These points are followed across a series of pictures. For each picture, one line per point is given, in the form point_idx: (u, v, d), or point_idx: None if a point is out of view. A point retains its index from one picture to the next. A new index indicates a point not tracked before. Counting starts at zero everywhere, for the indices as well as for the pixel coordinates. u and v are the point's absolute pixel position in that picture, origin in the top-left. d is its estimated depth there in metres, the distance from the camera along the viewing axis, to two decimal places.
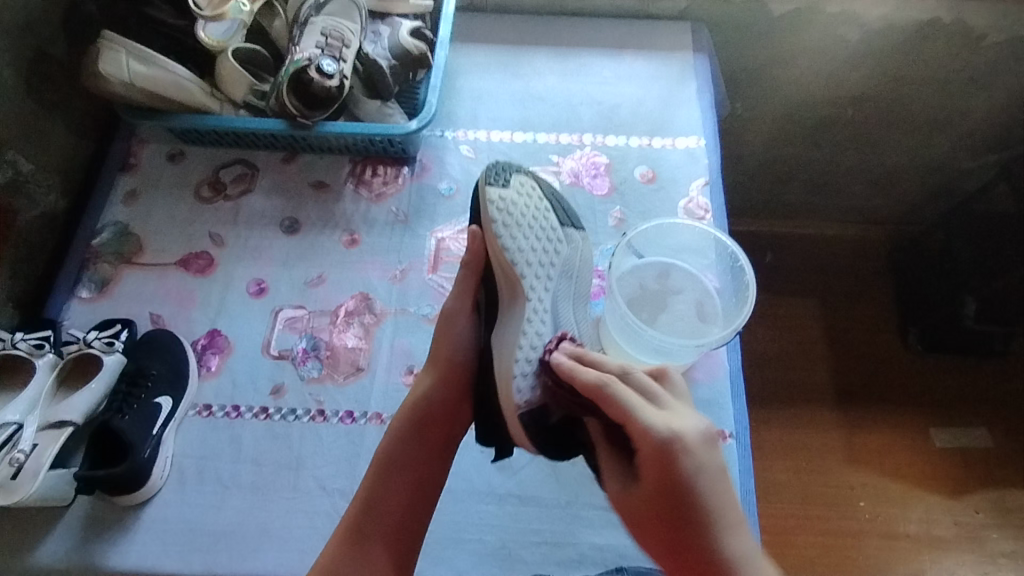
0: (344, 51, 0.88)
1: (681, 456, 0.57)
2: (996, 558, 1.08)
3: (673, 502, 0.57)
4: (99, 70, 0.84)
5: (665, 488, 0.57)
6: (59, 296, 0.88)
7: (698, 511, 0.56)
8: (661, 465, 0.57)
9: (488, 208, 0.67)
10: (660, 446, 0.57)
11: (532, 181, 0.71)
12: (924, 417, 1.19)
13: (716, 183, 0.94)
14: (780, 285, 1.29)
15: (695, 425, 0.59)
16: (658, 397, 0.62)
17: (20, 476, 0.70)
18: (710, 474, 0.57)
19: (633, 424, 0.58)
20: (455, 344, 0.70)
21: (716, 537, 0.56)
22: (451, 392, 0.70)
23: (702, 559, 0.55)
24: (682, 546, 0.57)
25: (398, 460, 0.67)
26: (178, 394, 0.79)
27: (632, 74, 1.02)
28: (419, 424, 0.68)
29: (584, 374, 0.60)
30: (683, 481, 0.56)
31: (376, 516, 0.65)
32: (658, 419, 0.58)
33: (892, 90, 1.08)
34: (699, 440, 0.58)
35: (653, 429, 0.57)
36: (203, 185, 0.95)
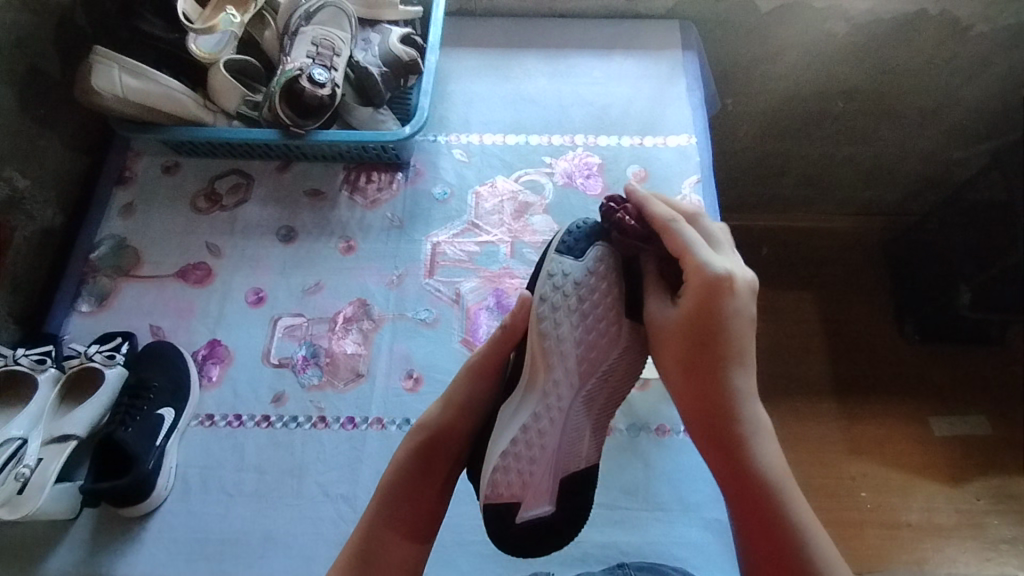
0: (335, 60, 0.89)
1: (726, 294, 0.64)
2: (997, 544, 1.08)
3: (708, 333, 0.64)
4: (92, 86, 0.85)
5: (701, 316, 0.64)
6: (59, 310, 0.88)
7: (723, 350, 0.64)
8: (709, 296, 0.64)
9: (545, 281, 0.67)
10: (713, 283, 0.64)
11: (603, 267, 0.67)
12: (922, 407, 1.20)
13: (708, 180, 0.94)
14: (776, 279, 1.30)
15: (745, 276, 0.66)
16: (715, 244, 0.70)
17: (26, 491, 0.70)
18: (743, 318, 0.65)
19: (693, 257, 0.65)
20: (472, 399, 0.68)
21: (728, 366, 0.64)
22: (457, 436, 0.68)
23: (718, 386, 0.64)
24: (696, 365, 0.65)
25: (399, 492, 0.66)
26: (181, 405, 0.80)
27: (622, 74, 1.03)
28: (424, 453, 0.67)
29: (659, 210, 0.68)
30: (722, 316, 0.64)
31: (378, 548, 0.64)
32: (714, 261, 0.65)
33: (881, 82, 1.09)
34: (746, 287, 0.65)
35: (710, 268, 0.64)
36: (199, 197, 0.96)
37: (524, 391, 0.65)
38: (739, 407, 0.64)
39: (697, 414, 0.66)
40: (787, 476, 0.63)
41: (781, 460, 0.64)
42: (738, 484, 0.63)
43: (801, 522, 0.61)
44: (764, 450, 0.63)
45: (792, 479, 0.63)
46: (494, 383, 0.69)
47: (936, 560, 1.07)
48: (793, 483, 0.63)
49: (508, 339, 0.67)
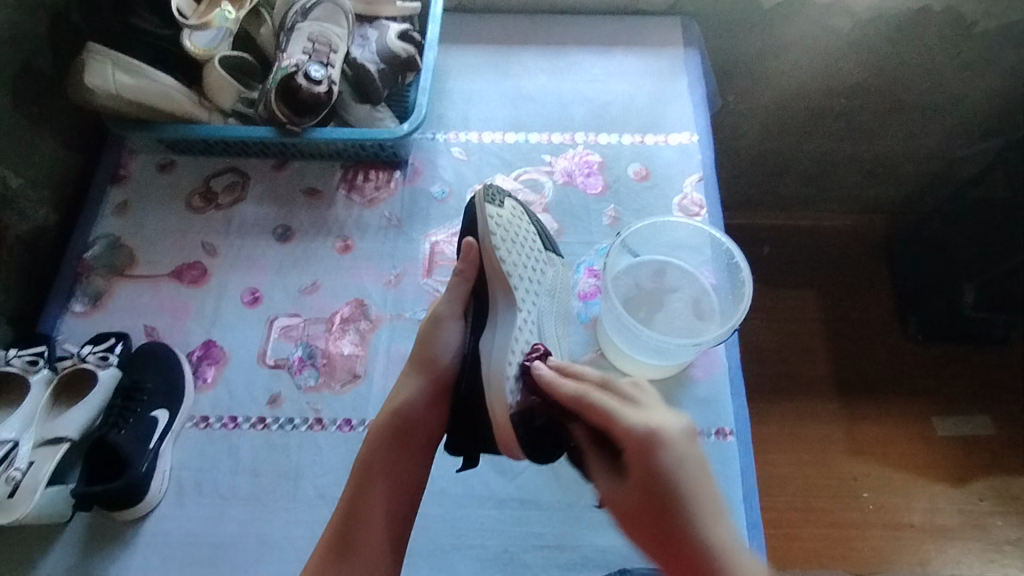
0: (332, 57, 0.88)
1: (660, 450, 0.59)
2: (1001, 546, 1.07)
3: (662, 502, 0.58)
4: (85, 83, 0.84)
5: (650, 488, 0.59)
6: (52, 310, 0.87)
7: (682, 520, 0.57)
8: (644, 461, 0.59)
9: (487, 223, 0.68)
10: (644, 445, 0.59)
11: (521, 209, 0.73)
12: (926, 407, 1.19)
13: (710, 179, 0.93)
14: (778, 278, 1.28)
15: (676, 425, 0.61)
16: (636, 399, 0.64)
17: (17, 494, 0.69)
18: (690, 470, 0.59)
19: (613, 419, 0.60)
20: (444, 347, 0.69)
21: (694, 533, 0.57)
22: (435, 400, 0.68)
23: (694, 558, 0.56)
24: (669, 547, 0.58)
25: (378, 466, 0.66)
26: (175, 407, 0.79)
27: (623, 71, 1.02)
28: (398, 425, 0.67)
29: (563, 385, 0.62)
30: (666, 475, 0.58)
31: (357, 526, 0.64)
32: (636, 417, 0.61)
33: (885, 79, 1.07)
34: (679, 437, 0.60)
35: (634, 427, 0.60)
36: (194, 195, 0.95)
37: (503, 305, 0.67)
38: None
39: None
40: None
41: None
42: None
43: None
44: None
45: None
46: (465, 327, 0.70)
47: (940, 562, 1.06)
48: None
49: (465, 286, 0.70)
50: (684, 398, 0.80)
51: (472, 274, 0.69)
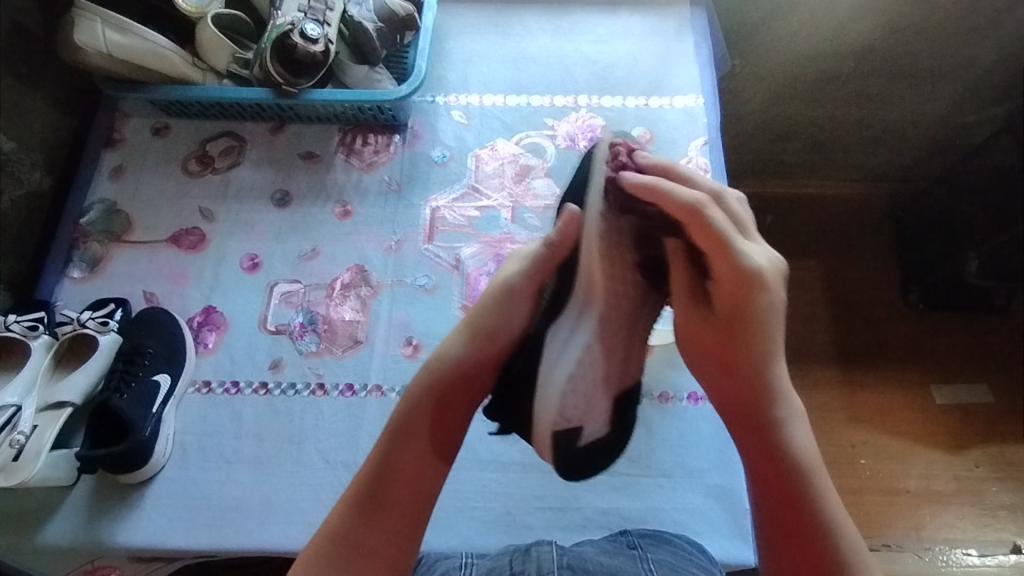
0: (328, 14, 0.85)
1: (760, 287, 0.58)
2: (995, 511, 1.09)
3: (744, 334, 0.59)
4: (75, 42, 0.81)
5: (738, 315, 0.59)
6: (51, 276, 0.86)
7: (757, 349, 0.60)
8: (740, 295, 0.58)
9: (597, 186, 0.59)
10: (747, 288, 0.58)
11: (641, 172, 0.64)
12: (924, 374, 1.19)
13: (716, 142, 0.91)
14: (781, 246, 1.27)
15: (774, 262, 0.61)
16: (742, 226, 0.63)
17: (21, 457, 0.70)
18: (776, 310, 0.60)
19: (726, 248, 0.58)
20: (507, 321, 0.64)
21: (762, 360, 0.60)
22: (480, 366, 0.64)
23: (759, 383, 0.60)
24: (731, 356, 0.61)
25: (409, 426, 0.62)
26: (176, 372, 0.78)
27: (628, 31, 0.99)
28: (438, 385, 0.64)
29: (677, 193, 0.57)
30: (759, 312, 0.58)
31: (389, 481, 0.60)
32: (750, 252, 0.59)
33: (895, 40, 1.04)
34: (776, 276, 0.60)
35: (748, 260, 0.58)
36: (191, 159, 0.93)
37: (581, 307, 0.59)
38: (773, 407, 0.60)
39: (740, 401, 0.61)
40: (818, 475, 0.58)
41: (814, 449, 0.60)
42: (773, 477, 0.59)
43: (834, 522, 0.57)
44: (800, 439, 0.59)
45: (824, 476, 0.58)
46: (533, 308, 0.65)
47: (933, 526, 1.08)
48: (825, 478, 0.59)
49: (551, 257, 0.62)
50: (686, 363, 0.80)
51: (566, 250, 0.61)
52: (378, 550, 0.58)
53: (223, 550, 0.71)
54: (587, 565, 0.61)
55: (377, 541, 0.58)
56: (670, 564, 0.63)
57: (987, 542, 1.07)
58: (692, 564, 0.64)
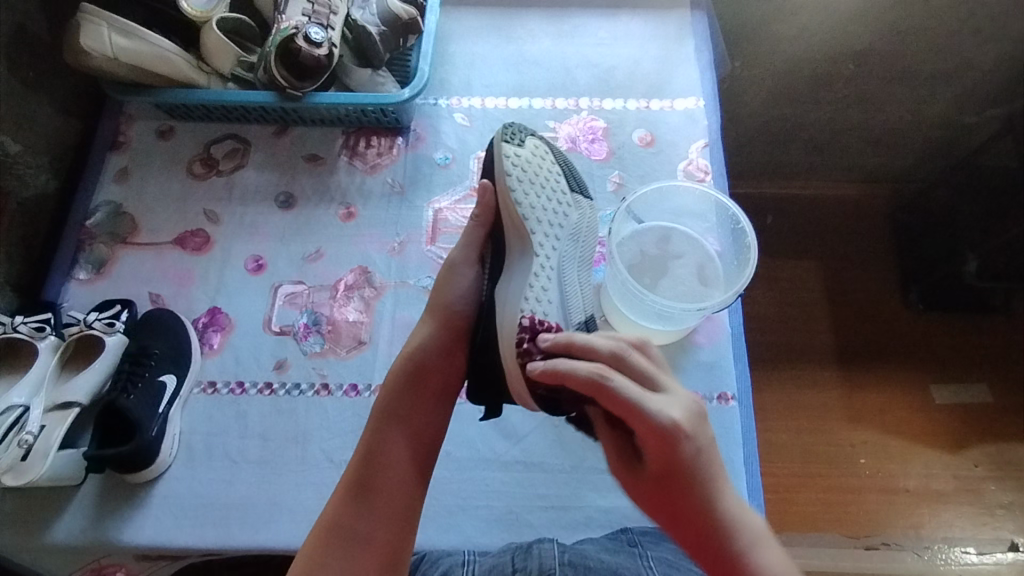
0: (332, 18, 0.86)
1: (682, 441, 0.56)
2: (994, 509, 1.10)
3: (680, 483, 0.57)
4: (81, 45, 0.82)
5: (670, 466, 0.56)
6: (57, 278, 0.87)
7: (698, 492, 0.57)
8: (664, 452, 0.56)
9: (502, 163, 0.66)
10: (670, 442, 0.55)
11: (545, 146, 0.70)
12: (924, 374, 1.20)
13: (716, 145, 0.92)
14: (781, 247, 1.28)
15: (691, 407, 0.58)
16: (654, 379, 0.60)
17: (29, 457, 0.71)
18: (705, 450, 0.57)
19: (635, 409, 0.55)
20: (457, 294, 0.69)
21: (708, 502, 0.56)
22: (448, 347, 0.68)
23: (708, 524, 0.56)
24: (681, 509, 0.57)
25: (392, 411, 0.66)
26: (182, 372, 0.79)
27: (628, 34, 1.00)
28: (415, 374, 0.67)
29: (576, 373, 0.56)
30: (688, 462, 0.56)
31: (378, 468, 0.63)
32: (659, 405, 0.56)
33: (895, 43, 1.05)
34: (694, 421, 0.57)
35: (658, 416, 0.55)
36: (195, 161, 0.94)
37: (517, 250, 0.65)
38: (730, 541, 0.56)
39: (696, 546, 0.57)
40: None
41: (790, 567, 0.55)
42: None
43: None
44: (768, 565, 0.55)
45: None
46: (479, 272, 0.70)
47: (933, 525, 1.08)
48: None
49: (478, 228, 0.69)
50: (686, 363, 0.81)
51: (489, 218, 0.68)
52: (374, 535, 0.60)
53: (230, 548, 0.72)
54: (589, 563, 0.62)
55: (372, 526, 0.60)
56: (670, 561, 0.64)
57: (985, 541, 1.08)
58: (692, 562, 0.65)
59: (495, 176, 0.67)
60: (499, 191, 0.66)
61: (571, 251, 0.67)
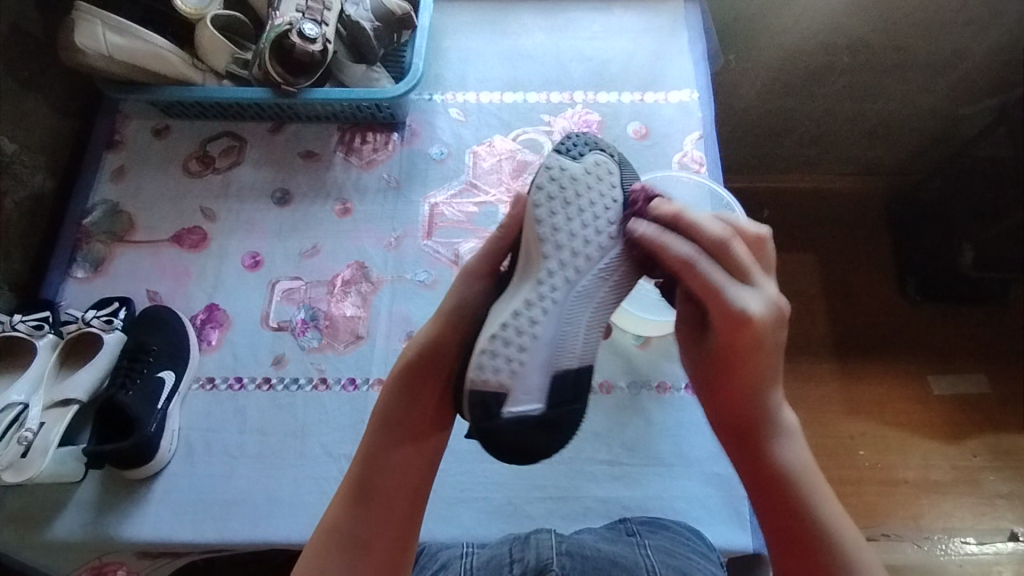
0: (326, 14, 0.85)
1: (752, 330, 0.54)
2: (993, 499, 1.10)
3: (736, 369, 0.57)
4: (76, 44, 0.82)
5: (735, 350, 0.56)
6: (55, 277, 0.87)
7: (755, 379, 0.57)
8: (733, 338, 0.55)
9: (539, 173, 0.57)
10: (741, 334, 0.55)
11: (611, 166, 0.59)
12: (922, 365, 1.20)
13: (710, 136, 0.93)
14: (778, 240, 1.29)
15: (774, 306, 0.56)
16: (743, 270, 0.57)
17: (29, 454, 0.71)
18: (773, 348, 0.56)
19: (715, 294, 0.55)
20: (462, 299, 0.62)
21: (759, 390, 0.57)
22: (444, 352, 0.62)
23: (750, 409, 0.58)
24: (730, 387, 0.58)
25: (390, 415, 0.63)
26: (180, 368, 0.79)
27: (622, 28, 1.00)
28: (410, 377, 0.63)
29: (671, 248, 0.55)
30: (755, 349, 0.55)
31: (373, 475, 0.61)
32: (740, 296, 0.55)
33: (889, 35, 1.04)
34: (773, 322, 0.55)
35: (737, 306, 0.54)
36: (191, 159, 0.94)
37: (520, 277, 0.56)
38: (771, 424, 0.58)
39: (732, 427, 0.59)
40: (816, 485, 0.57)
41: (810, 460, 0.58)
42: (766, 488, 0.57)
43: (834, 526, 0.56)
44: (794, 458, 0.57)
45: (822, 488, 0.56)
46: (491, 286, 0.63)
47: (932, 515, 1.09)
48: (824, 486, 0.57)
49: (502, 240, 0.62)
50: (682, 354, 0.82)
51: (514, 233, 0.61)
52: (370, 541, 0.59)
53: (230, 543, 0.72)
54: (585, 552, 0.62)
55: (367, 531, 0.59)
56: (668, 549, 0.64)
57: (985, 530, 1.08)
58: (689, 549, 0.65)
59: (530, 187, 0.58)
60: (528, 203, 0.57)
61: (591, 292, 0.56)
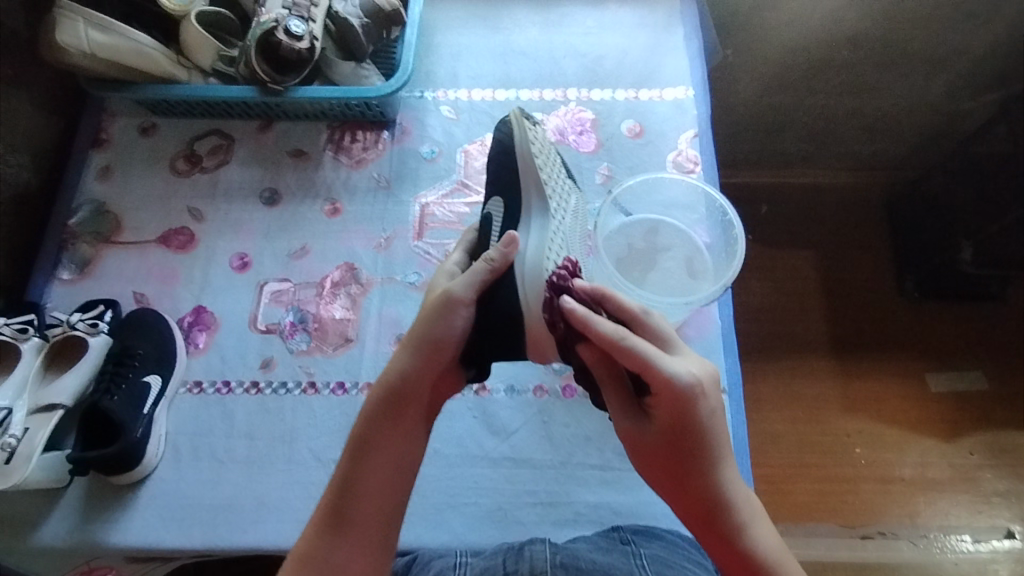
0: (313, 11, 0.84)
1: (699, 402, 0.54)
2: (989, 497, 1.09)
3: (689, 444, 0.55)
4: (55, 41, 0.80)
5: (679, 428, 0.54)
6: (40, 279, 0.86)
7: (702, 464, 0.55)
8: (679, 409, 0.54)
9: (524, 133, 0.68)
10: (655, 447, 0.56)
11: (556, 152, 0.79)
12: (921, 362, 1.19)
13: (705, 135, 0.91)
14: (776, 237, 1.27)
15: (710, 369, 0.56)
16: (670, 341, 0.57)
17: (13, 460, 0.70)
18: (719, 418, 0.55)
19: (653, 371, 0.53)
20: (446, 325, 0.59)
21: (706, 471, 0.55)
22: (431, 371, 0.60)
23: (707, 499, 0.55)
24: (671, 467, 0.56)
25: (372, 440, 0.59)
26: (167, 373, 0.79)
27: (617, 23, 0.99)
28: (390, 399, 0.59)
29: (598, 330, 0.55)
30: (701, 428, 0.54)
31: (353, 499, 0.57)
32: (677, 366, 0.54)
33: (889, 28, 1.01)
34: (713, 385, 0.55)
35: (677, 376, 0.53)
36: (178, 158, 0.93)
37: (537, 204, 0.66)
38: (727, 513, 0.55)
39: (694, 516, 0.56)
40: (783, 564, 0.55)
41: (777, 540, 0.56)
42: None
43: None
44: (756, 541, 0.55)
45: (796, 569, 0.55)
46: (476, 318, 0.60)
47: (929, 513, 1.08)
48: (796, 572, 0.55)
49: (488, 275, 0.60)
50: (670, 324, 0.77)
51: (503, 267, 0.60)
52: (350, 566, 0.55)
53: (218, 549, 0.71)
54: (580, 564, 0.61)
55: (348, 560, 0.55)
56: (663, 560, 0.63)
57: (981, 528, 1.07)
58: (684, 558, 0.64)
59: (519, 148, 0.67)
60: (520, 159, 0.67)
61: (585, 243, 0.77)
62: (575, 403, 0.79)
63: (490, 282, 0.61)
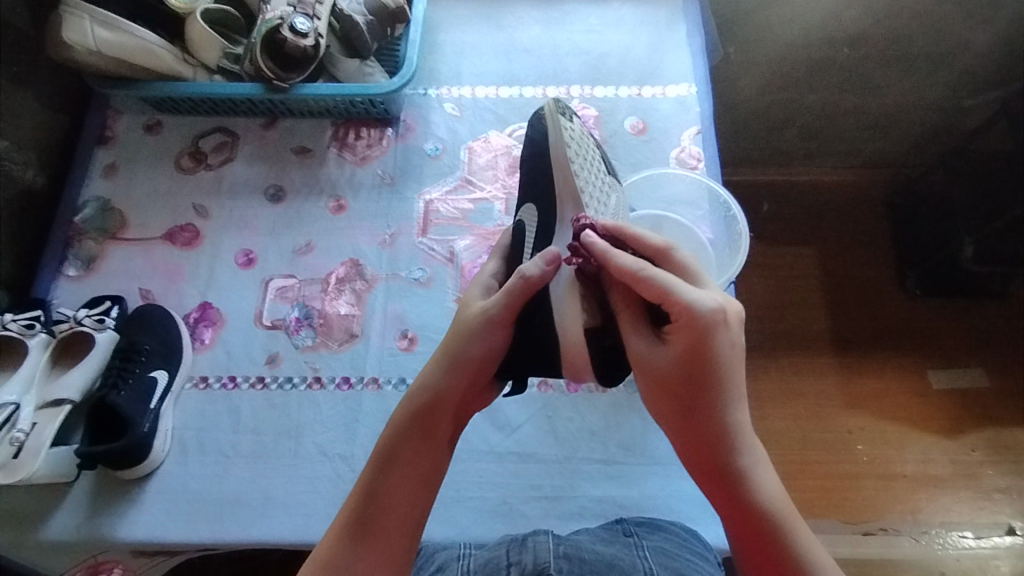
0: (318, 8, 0.84)
1: (719, 331, 0.53)
2: (991, 493, 1.10)
3: (702, 374, 0.54)
4: (64, 39, 0.81)
5: (693, 356, 0.54)
6: (46, 275, 0.86)
7: (713, 396, 0.54)
8: (697, 336, 0.53)
9: (561, 134, 0.66)
10: (665, 377, 0.56)
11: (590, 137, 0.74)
12: (923, 360, 1.19)
13: (708, 132, 0.91)
14: (778, 235, 1.27)
15: (733, 304, 0.56)
16: (692, 274, 0.57)
17: (22, 455, 0.70)
18: (736, 353, 0.55)
19: (675, 296, 0.53)
20: (481, 344, 0.60)
21: (716, 404, 0.54)
22: (463, 389, 0.61)
23: (713, 432, 0.55)
24: (680, 398, 0.55)
25: (400, 455, 0.58)
26: (174, 368, 0.79)
27: (619, 20, 0.99)
28: (421, 414, 0.60)
29: (620, 261, 0.56)
30: (717, 359, 0.54)
31: (377, 510, 0.56)
32: (699, 293, 0.54)
33: (888, 27, 1.02)
34: (735, 320, 0.55)
35: (698, 304, 0.53)
36: (183, 155, 0.93)
37: (572, 216, 0.65)
38: (732, 449, 0.55)
39: (698, 449, 0.55)
40: (784, 509, 0.54)
41: (780, 486, 0.56)
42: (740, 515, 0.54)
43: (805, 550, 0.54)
44: (759, 479, 0.55)
45: (798, 514, 0.54)
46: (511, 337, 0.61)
47: (931, 509, 1.09)
48: (800, 520, 0.54)
49: (524, 292, 0.59)
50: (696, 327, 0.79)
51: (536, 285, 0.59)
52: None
53: (224, 543, 0.72)
54: (584, 554, 0.61)
55: (366, 568, 0.54)
56: (666, 551, 0.63)
57: (983, 524, 1.08)
58: (687, 551, 0.65)
59: (556, 150, 0.66)
60: (556, 161, 0.65)
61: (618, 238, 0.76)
62: (579, 398, 0.79)
63: (527, 299, 0.60)
